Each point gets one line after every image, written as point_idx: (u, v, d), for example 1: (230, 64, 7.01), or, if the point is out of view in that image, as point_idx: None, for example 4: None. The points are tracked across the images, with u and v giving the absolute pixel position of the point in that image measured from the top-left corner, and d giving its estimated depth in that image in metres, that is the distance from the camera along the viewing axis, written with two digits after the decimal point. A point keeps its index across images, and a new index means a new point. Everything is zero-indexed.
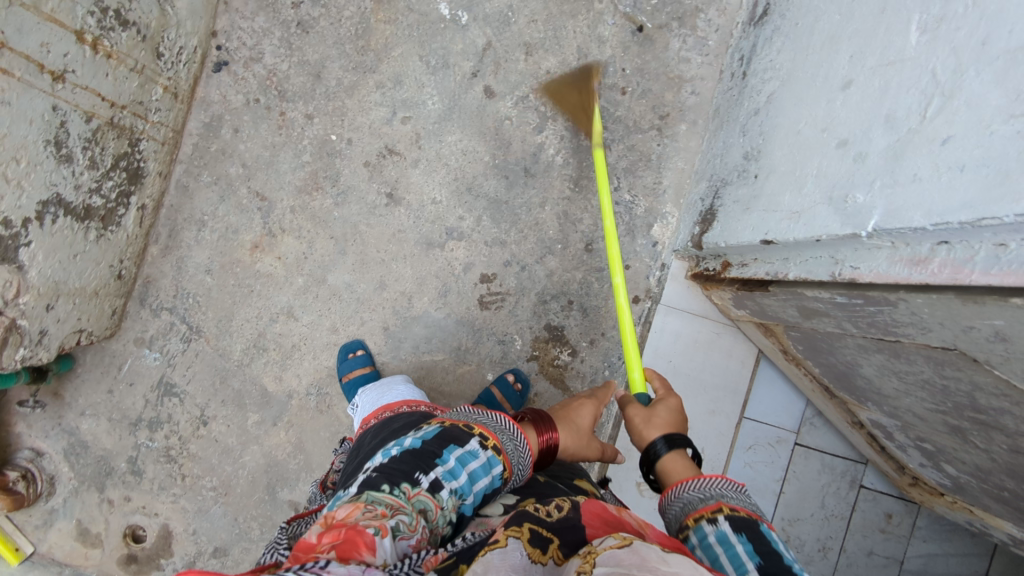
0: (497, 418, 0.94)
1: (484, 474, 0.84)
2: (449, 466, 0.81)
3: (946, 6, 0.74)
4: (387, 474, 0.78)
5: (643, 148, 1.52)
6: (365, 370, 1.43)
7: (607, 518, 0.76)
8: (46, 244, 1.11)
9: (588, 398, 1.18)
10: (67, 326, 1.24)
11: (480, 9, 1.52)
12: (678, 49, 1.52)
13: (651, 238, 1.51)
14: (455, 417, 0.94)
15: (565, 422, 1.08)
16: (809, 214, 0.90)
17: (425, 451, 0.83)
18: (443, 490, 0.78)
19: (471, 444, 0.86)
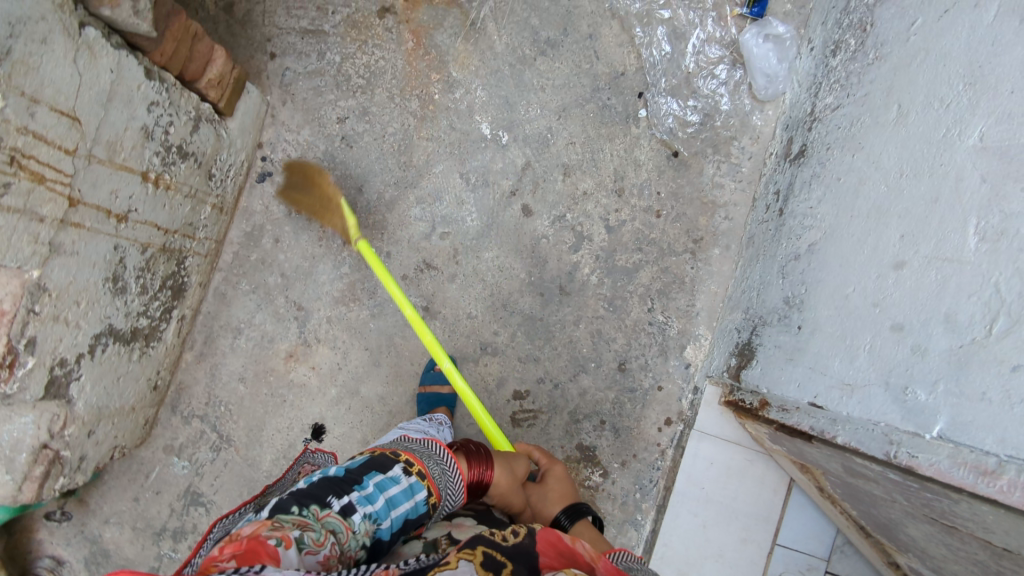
0: (425, 449, 1.03)
1: (404, 499, 0.91)
2: (366, 491, 0.89)
3: (1007, 219, 0.76)
4: (300, 497, 0.84)
5: (676, 270, 1.55)
6: (444, 388, 1.46)
7: (561, 549, 0.83)
8: (94, 374, 1.10)
9: (516, 454, 1.27)
10: (104, 447, 1.23)
11: (520, 130, 1.57)
12: (713, 174, 1.56)
13: (683, 359, 1.54)
14: (386, 446, 1.02)
15: (500, 464, 1.15)
16: (863, 393, 0.93)
17: (347, 477, 0.90)
18: (357, 513, 0.85)
19: (393, 471, 0.94)
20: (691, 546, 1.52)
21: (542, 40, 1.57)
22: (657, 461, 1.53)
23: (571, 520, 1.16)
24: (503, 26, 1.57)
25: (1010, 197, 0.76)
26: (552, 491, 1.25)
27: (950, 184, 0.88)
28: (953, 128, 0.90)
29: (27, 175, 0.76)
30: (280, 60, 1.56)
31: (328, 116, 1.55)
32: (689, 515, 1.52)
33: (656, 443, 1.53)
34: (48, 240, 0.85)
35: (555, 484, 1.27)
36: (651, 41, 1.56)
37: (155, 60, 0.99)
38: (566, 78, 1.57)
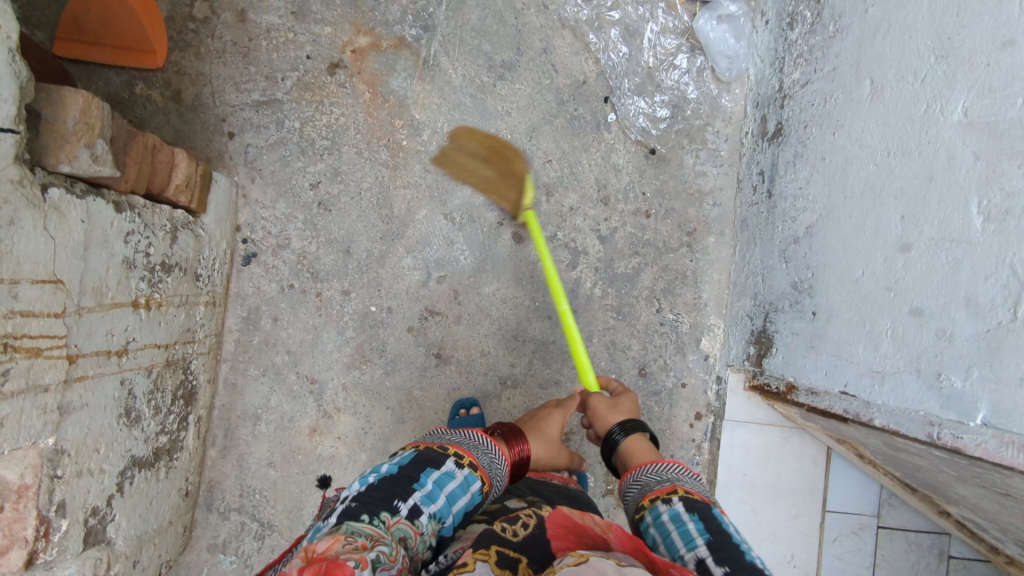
0: (470, 437, 1.00)
1: (462, 494, 0.90)
2: (427, 490, 0.86)
3: (1010, 198, 0.75)
4: (366, 504, 0.82)
5: (677, 266, 1.54)
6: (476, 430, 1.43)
7: (573, 528, 0.79)
8: (127, 508, 1.09)
9: (556, 407, 1.24)
10: (150, 569, 1.22)
11: (495, 159, 1.55)
12: (693, 164, 1.55)
13: (701, 352, 1.54)
14: (430, 439, 0.98)
15: (532, 434, 1.15)
16: (895, 380, 0.93)
17: (403, 477, 0.87)
18: (421, 515, 0.84)
19: (447, 466, 0.91)
20: (745, 533, 1.51)
21: (497, 64, 1.55)
22: (695, 456, 1.53)
23: (624, 434, 1.10)
24: (456, 59, 1.55)
25: (1008, 174, 0.76)
26: (614, 407, 1.19)
27: (942, 162, 0.87)
28: (935, 104, 0.89)
29: (22, 353, 0.74)
30: (239, 138, 1.53)
31: (301, 184, 1.53)
32: (737, 503, 1.52)
33: (690, 439, 1.53)
34: (57, 406, 0.83)
35: (621, 402, 1.20)
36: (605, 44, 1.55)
37: (122, 188, 0.99)
38: (528, 98, 1.55)
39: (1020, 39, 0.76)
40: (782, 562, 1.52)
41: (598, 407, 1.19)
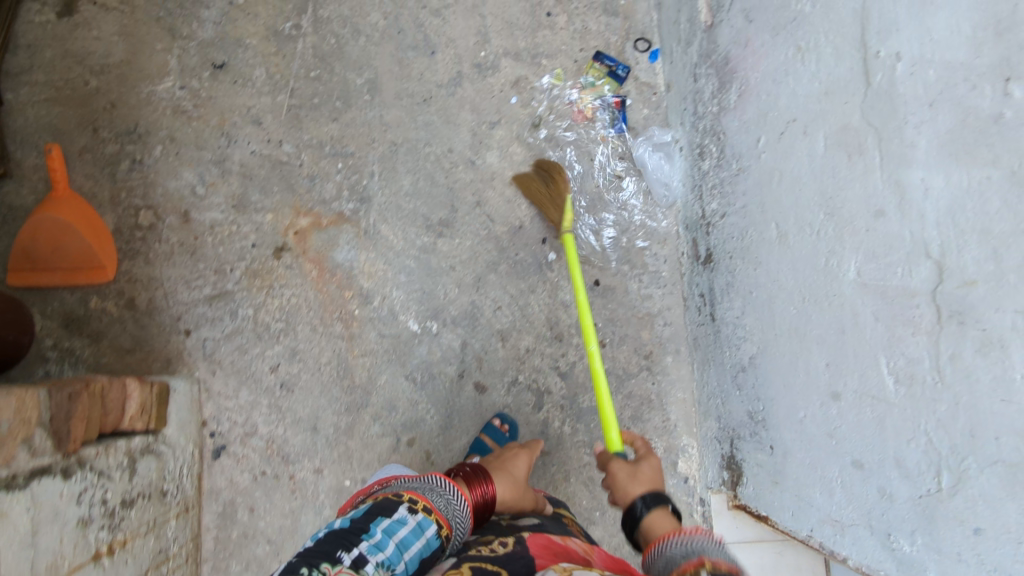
0: (428, 483, 1.04)
1: (414, 540, 0.90)
2: (375, 539, 0.88)
3: (911, 364, 0.78)
4: (308, 557, 0.82)
5: (640, 391, 1.56)
6: None
7: (554, 549, 0.92)
8: None
9: (521, 447, 1.33)
10: None
11: (447, 313, 1.58)
12: (638, 288, 1.59)
13: (679, 475, 1.54)
14: (388, 492, 1.03)
15: (501, 475, 1.19)
16: (853, 532, 0.93)
17: (352, 530, 0.89)
18: (368, 563, 0.84)
19: (399, 514, 0.93)
20: None
21: (435, 223, 1.60)
22: None
23: (647, 506, 0.97)
24: (396, 225, 1.60)
25: (905, 341, 0.79)
26: (635, 473, 1.06)
27: (849, 317, 0.90)
28: (832, 259, 0.93)
29: None
30: (196, 334, 1.55)
31: (260, 369, 1.55)
32: None
33: None
34: None
35: (642, 468, 1.07)
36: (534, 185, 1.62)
37: (71, 448, 0.99)
38: (470, 250, 1.60)
39: (887, 211, 0.81)
40: None
41: (619, 476, 1.07)
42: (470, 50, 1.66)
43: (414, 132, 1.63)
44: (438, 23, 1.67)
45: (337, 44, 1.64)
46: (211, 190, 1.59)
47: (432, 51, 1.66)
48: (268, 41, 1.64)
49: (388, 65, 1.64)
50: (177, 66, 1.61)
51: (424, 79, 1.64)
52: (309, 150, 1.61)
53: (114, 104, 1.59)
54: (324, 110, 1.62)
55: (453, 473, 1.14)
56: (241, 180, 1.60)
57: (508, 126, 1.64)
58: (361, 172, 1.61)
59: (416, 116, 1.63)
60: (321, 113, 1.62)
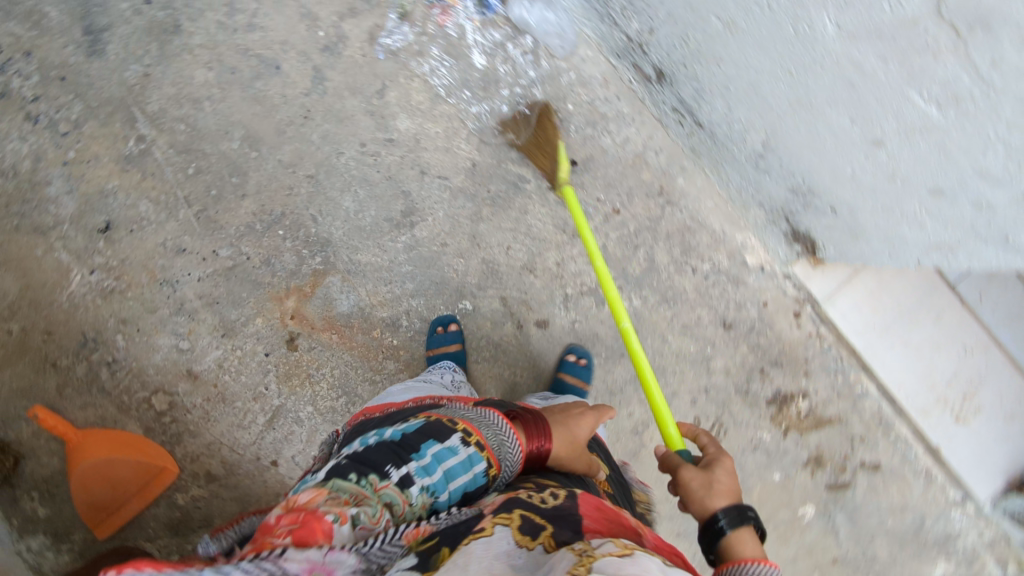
0: (491, 418, 0.97)
1: (462, 472, 0.85)
2: (424, 462, 0.84)
3: (949, 87, 0.74)
4: (359, 464, 0.81)
5: (676, 225, 1.52)
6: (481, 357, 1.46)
7: (605, 515, 0.81)
8: None
9: (590, 410, 1.16)
10: None
11: (470, 285, 1.52)
12: (612, 141, 1.51)
13: (755, 269, 1.53)
14: (445, 414, 0.97)
15: (560, 429, 1.05)
16: (965, 246, 0.97)
17: (405, 445, 0.86)
18: (413, 485, 0.81)
19: (451, 441, 0.88)
20: (916, 365, 1.52)
21: (400, 217, 1.50)
22: (825, 345, 1.53)
23: (732, 524, 0.83)
24: (369, 244, 1.50)
25: (929, 69, 0.74)
26: (711, 484, 0.91)
27: (852, 70, 0.84)
28: (801, 25, 0.85)
29: None
30: (283, 458, 1.48)
31: None
32: (890, 351, 1.52)
33: (809, 335, 1.53)
34: None
35: (721, 478, 0.93)
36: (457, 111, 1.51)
37: None
38: (447, 217, 1.51)
39: None
40: (964, 357, 1.52)
41: (689, 479, 0.93)
42: (308, 39, 1.49)
43: (319, 152, 1.49)
44: (259, 36, 1.49)
45: (187, 126, 1.48)
46: (192, 336, 1.48)
47: (275, 66, 1.49)
48: (127, 171, 1.48)
49: (247, 110, 1.49)
50: (70, 257, 1.46)
51: (288, 98, 1.49)
52: (243, 237, 1.49)
53: (50, 330, 1.45)
54: (226, 193, 1.49)
55: (512, 416, 1.04)
56: (210, 309, 1.48)
57: (396, 83, 1.50)
58: (303, 223, 1.50)
59: (310, 137, 1.49)
60: (227, 198, 1.49)
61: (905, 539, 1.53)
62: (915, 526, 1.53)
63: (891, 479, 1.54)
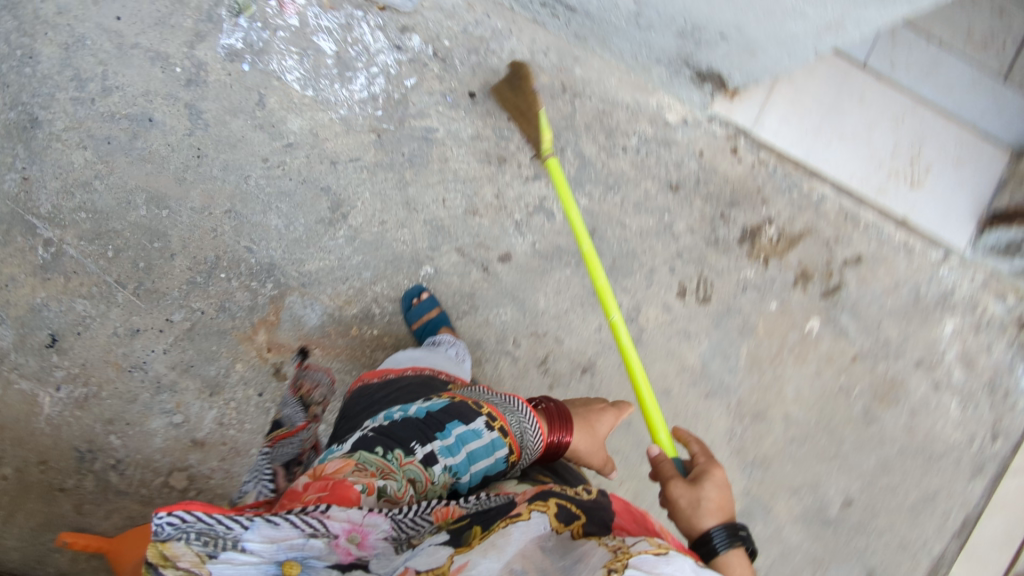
0: (512, 401, 1.05)
1: (483, 455, 0.95)
2: (448, 442, 0.94)
3: None
4: (387, 437, 0.91)
5: (591, 114, 1.52)
6: (434, 312, 1.46)
7: (635, 514, 0.85)
8: None
9: (610, 405, 1.25)
10: None
11: (423, 249, 1.51)
12: (499, 60, 1.50)
13: (679, 125, 1.54)
14: (468, 394, 1.06)
15: (582, 422, 1.16)
16: (851, 16, 1.00)
17: (431, 423, 0.95)
18: (437, 464, 0.92)
19: (476, 424, 0.97)
20: (858, 151, 1.57)
21: (330, 213, 1.48)
22: (769, 168, 1.57)
23: (727, 544, 0.92)
24: (312, 251, 1.48)
25: None
26: (699, 503, 0.98)
27: None
28: None
29: None
30: None
31: None
32: (829, 148, 1.57)
33: (751, 165, 1.56)
34: None
35: (713, 492, 1.00)
36: (329, 96, 1.47)
37: None
38: (376, 195, 1.49)
39: None
40: (897, 126, 1.57)
41: (685, 495, 1.00)
42: (167, 78, 1.44)
43: (227, 184, 1.46)
44: (119, 96, 1.43)
45: (87, 212, 1.43)
46: (183, 408, 1.45)
47: (147, 118, 1.44)
48: (49, 279, 1.43)
49: (139, 172, 1.44)
50: (31, 383, 1.42)
51: (174, 145, 1.44)
52: (191, 294, 1.46)
53: (43, 459, 1.42)
54: (155, 260, 1.45)
55: (536, 404, 1.11)
56: (189, 375, 1.46)
57: (272, 87, 1.46)
58: (241, 257, 1.47)
59: (211, 173, 1.45)
60: (158, 264, 1.45)
61: (909, 314, 1.63)
62: (912, 297, 1.63)
63: (876, 266, 1.61)
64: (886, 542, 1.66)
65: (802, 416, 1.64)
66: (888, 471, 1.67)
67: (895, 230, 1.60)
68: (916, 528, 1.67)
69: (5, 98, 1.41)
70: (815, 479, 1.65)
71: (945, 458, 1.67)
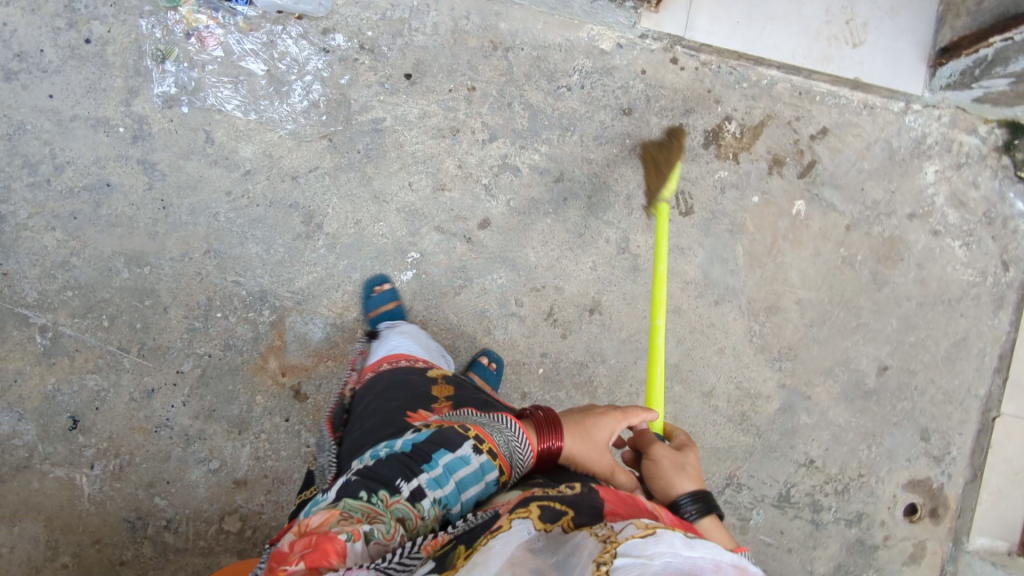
0: (500, 419, 0.92)
1: (474, 482, 0.82)
2: (434, 473, 0.80)
3: None
4: (367, 480, 0.77)
5: (527, 63, 1.54)
6: (390, 305, 1.48)
7: (626, 500, 0.77)
8: None
9: (614, 408, 1.05)
10: None
11: (404, 237, 1.53)
12: (425, 35, 1.51)
13: (615, 51, 1.55)
14: (453, 418, 0.91)
15: (574, 427, 0.97)
16: None
17: (416, 454, 0.82)
18: (425, 498, 0.78)
19: (462, 449, 0.83)
20: (793, 29, 1.56)
21: (305, 226, 1.50)
22: (713, 67, 1.58)
23: (702, 515, 0.87)
24: (298, 268, 1.50)
25: None
26: (682, 464, 0.94)
27: None
28: None
29: None
30: None
31: None
32: (765, 35, 1.56)
33: (696, 70, 1.57)
34: None
35: (687, 459, 0.96)
36: (272, 114, 1.48)
37: None
38: (344, 198, 1.50)
39: None
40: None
41: (662, 460, 0.95)
42: (113, 141, 1.45)
43: (199, 227, 1.47)
44: (72, 170, 1.44)
45: (73, 290, 1.44)
46: (217, 453, 1.46)
47: (105, 183, 1.45)
48: (54, 364, 1.44)
49: (112, 238, 1.45)
50: (65, 468, 1.43)
51: (138, 203, 1.46)
52: (194, 340, 1.47)
53: (97, 538, 1.43)
54: (151, 318, 1.46)
55: (524, 414, 0.97)
56: (214, 420, 1.47)
57: (215, 122, 1.47)
58: (231, 292, 1.48)
59: (181, 220, 1.47)
60: (155, 321, 1.47)
61: (888, 171, 1.64)
62: (886, 154, 1.63)
63: (843, 133, 1.62)
64: (920, 397, 1.71)
65: (813, 298, 1.66)
66: (912, 328, 1.69)
67: (851, 96, 1.61)
68: (956, 376, 1.71)
69: None
70: (841, 355, 1.68)
71: (961, 300, 1.69)
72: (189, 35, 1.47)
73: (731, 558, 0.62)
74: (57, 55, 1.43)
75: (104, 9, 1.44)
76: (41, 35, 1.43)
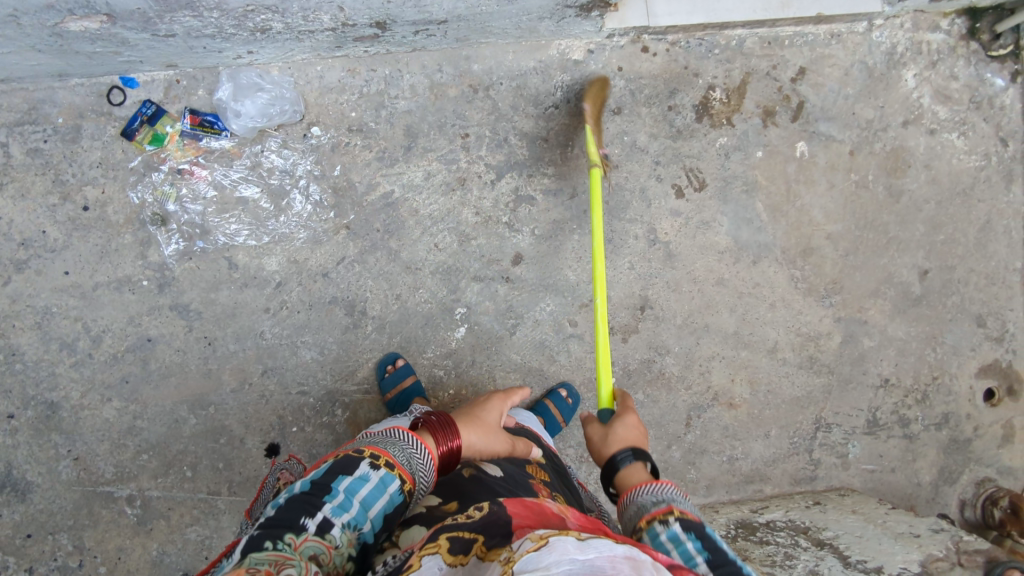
0: (393, 434, 0.92)
1: (378, 496, 0.82)
2: (338, 501, 0.79)
3: None
4: (270, 528, 0.74)
5: (511, 95, 1.55)
6: (409, 376, 1.46)
7: (534, 511, 0.75)
8: (866, 550, 1.31)
9: (495, 394, 1.17)
10: (898, 521, 1.47)
11: (447, 297, 1.53)
12: (406, 99, 1.52)
13: (588, 58, 1.58)
14: (347, 447, 0.91)
15: (469, 422, 1.04)
16: None
17: (316, 488, 0.81)
18: (334, 527, 0.77)
19: (360, 469, 0.84)
20: None
21: (350, 317, 1.49)
22: (681, 44, 1.61)
23: (627, 459, 0.99)
24: (356, 359, 1.50)
25: None
26: (610, 432, 1.07)
27: None
28: None
29: None
30: None
31: None
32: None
33: (668, 53, 1.61)
34: None
35: (620, 426, 1.08)
36: (284, 222, 1.47)
37: None
38: (379, 278, 1.50)
39: None
40: None
41: (597, 434, 1.09)
42: (139, 296, 1.44)
43: (248, 350, 1.46)
44: (110, 337, 1.43)
45: (148, 451, 1.43)
46: None
47: (146, 338, 1.44)
48: (152, 529, 1.43)
49: (169, 389, 1.44)
50: None
51: (184, 346, 1.45)
52: (279, 461, 1.46)
53: None
54: (230, 454, 1.45)
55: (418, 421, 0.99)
56: None
57: (232, 246, 1.46)
58: (300, 403, 1.48)
59: (229, 349, 1.46)
60: (235, 456, 1.45)
61: (871, 89, 1.68)
62: (865, 73, 1.68)
63: (819, 68, 1.67)
64: (966, 289, 1.74)
65: (840, 229, 1.69)
66: (939, 227, 1.73)
67: (816, 32, 1.67)
68: (993, 258, 1.75)
69: (17, 402, 1.41)
70: (882, 274, 1.72)
71: (975, 186, 1.73)
72: (179, 170, 1.45)
73: (623, 551, 0.59)
74: (60, 231, 1.42)
75: (91, 171, 1.43)
76: (38, 217, 1.42)
